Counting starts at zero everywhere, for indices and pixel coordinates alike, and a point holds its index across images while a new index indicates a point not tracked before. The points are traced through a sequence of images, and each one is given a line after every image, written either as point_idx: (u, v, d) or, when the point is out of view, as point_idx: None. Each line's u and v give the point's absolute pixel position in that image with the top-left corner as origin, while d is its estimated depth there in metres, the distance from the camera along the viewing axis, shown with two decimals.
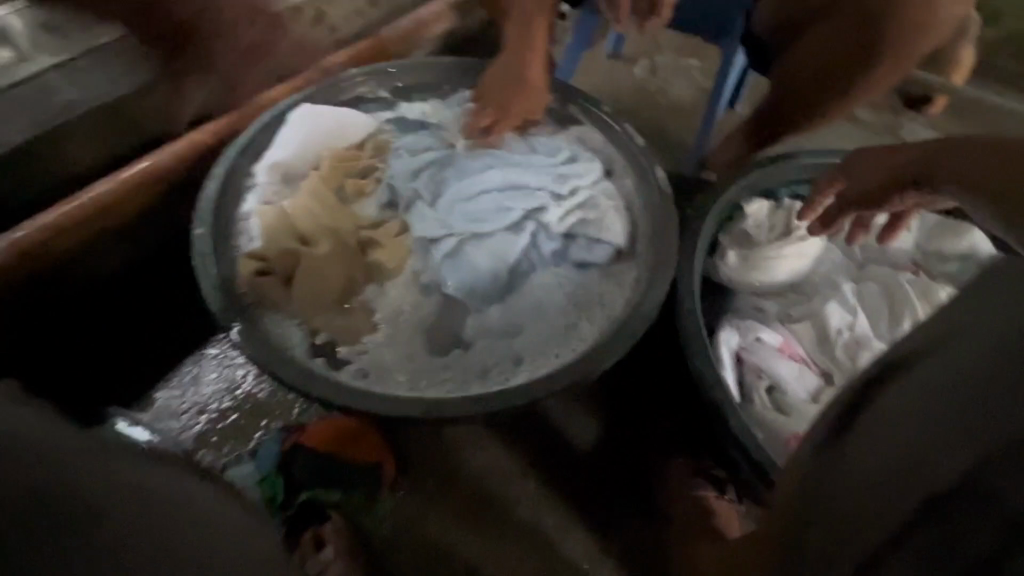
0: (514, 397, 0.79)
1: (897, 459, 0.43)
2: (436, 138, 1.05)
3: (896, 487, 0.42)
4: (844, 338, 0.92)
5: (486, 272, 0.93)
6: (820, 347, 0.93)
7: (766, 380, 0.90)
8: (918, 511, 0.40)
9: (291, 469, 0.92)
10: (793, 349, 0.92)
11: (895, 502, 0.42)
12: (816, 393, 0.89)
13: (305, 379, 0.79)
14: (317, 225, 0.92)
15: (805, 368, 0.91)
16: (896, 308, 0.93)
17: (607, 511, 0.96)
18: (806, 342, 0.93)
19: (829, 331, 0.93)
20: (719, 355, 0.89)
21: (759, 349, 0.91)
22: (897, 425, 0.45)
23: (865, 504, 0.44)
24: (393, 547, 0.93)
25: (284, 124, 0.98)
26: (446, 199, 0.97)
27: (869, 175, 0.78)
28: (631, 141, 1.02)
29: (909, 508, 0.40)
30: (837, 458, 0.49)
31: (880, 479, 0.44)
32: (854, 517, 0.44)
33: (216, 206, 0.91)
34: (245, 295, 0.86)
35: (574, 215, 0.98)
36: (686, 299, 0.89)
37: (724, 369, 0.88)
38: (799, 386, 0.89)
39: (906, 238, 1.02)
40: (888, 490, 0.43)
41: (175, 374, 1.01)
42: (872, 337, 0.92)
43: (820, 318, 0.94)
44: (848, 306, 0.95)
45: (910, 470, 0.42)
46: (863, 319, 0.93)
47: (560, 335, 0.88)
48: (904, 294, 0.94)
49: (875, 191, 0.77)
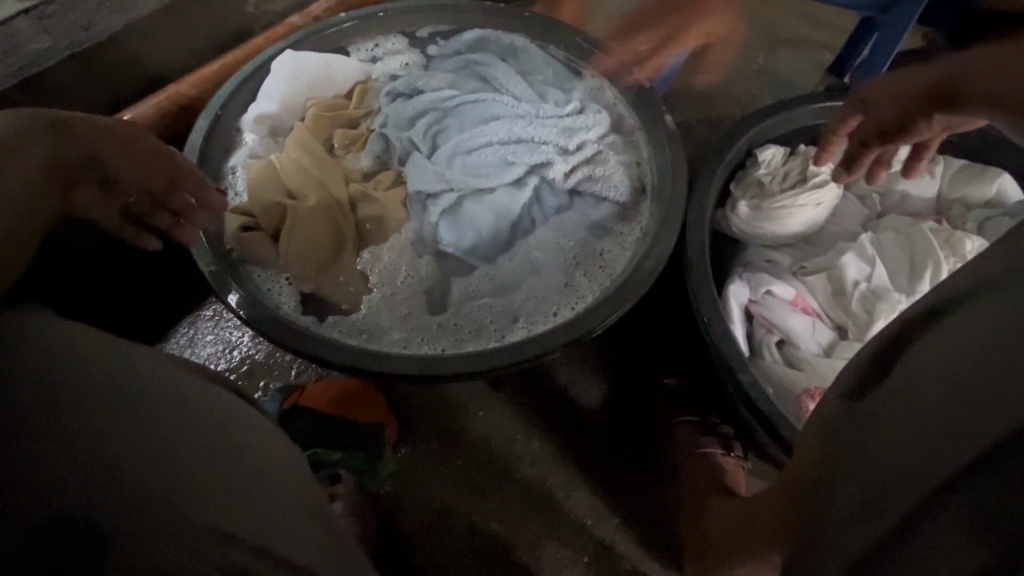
0: (516, 354, 0.76)
1: (907, 428, 0.39)
2: (431, 81, 0.98)
3: (918, 456, 0.38)
4: (861, 290, 0.87)
5: (487, 228, 0.88)
6: (834, 301, 0.88)
7: (778, 334, 0.87)
8: (942, 485, 0.35)
9: (291, 429, 0.91)
10: (805, 303, 0.89)
11: (913, 471, 0.37)
12: (828, 347, 0.86)
13: (298, 337, 0.76)
14: (305, 178, 0.87)
15: (818, 321, 0.87)
16: (920, 257, 0.88)
17: (613, 469, 0.95)
18: (821, 294, 0.89)
19: (846, 283, 0.88)
20: (728, 309, 0.86)
21: (769, 304, 0.88)
22: (899, 379, 0.42)
23: (879, 455, 0.41)
24: (399, 504, 0.93)
25: (270, 73, 0.93)
26: (445, 150, 0.92)
27: (888, 96, 0.67)
28: (635, 84, 0.96)
29: (931, 480, 0.36)
30: (857, 410, 0.46)
31: (889, 434, 0.41)
32: (869, 482, 0.41)
33: (202, 161, 0.87)
34: (232, 252, 0.83)
35: (581, 170, 0.93)
36: (693, 250, 0.85)
37: (734, 323, 0.85)
38: (812, 340, 0.86)
39: (927, 186, 0.97)
40: (903, 457, 0.39)
41: (172, 335, 1.02)
42: (890, 288, 0.87)
43: (835, 271, 0.89)
44: (867, 257, 0.89)
45: (925, 437, 0.38)
46: (881, 271, 0.88)
47: (562, 292, 0.85)
48: (929, 243, 0.88)
49: (898, 122, 0.68)
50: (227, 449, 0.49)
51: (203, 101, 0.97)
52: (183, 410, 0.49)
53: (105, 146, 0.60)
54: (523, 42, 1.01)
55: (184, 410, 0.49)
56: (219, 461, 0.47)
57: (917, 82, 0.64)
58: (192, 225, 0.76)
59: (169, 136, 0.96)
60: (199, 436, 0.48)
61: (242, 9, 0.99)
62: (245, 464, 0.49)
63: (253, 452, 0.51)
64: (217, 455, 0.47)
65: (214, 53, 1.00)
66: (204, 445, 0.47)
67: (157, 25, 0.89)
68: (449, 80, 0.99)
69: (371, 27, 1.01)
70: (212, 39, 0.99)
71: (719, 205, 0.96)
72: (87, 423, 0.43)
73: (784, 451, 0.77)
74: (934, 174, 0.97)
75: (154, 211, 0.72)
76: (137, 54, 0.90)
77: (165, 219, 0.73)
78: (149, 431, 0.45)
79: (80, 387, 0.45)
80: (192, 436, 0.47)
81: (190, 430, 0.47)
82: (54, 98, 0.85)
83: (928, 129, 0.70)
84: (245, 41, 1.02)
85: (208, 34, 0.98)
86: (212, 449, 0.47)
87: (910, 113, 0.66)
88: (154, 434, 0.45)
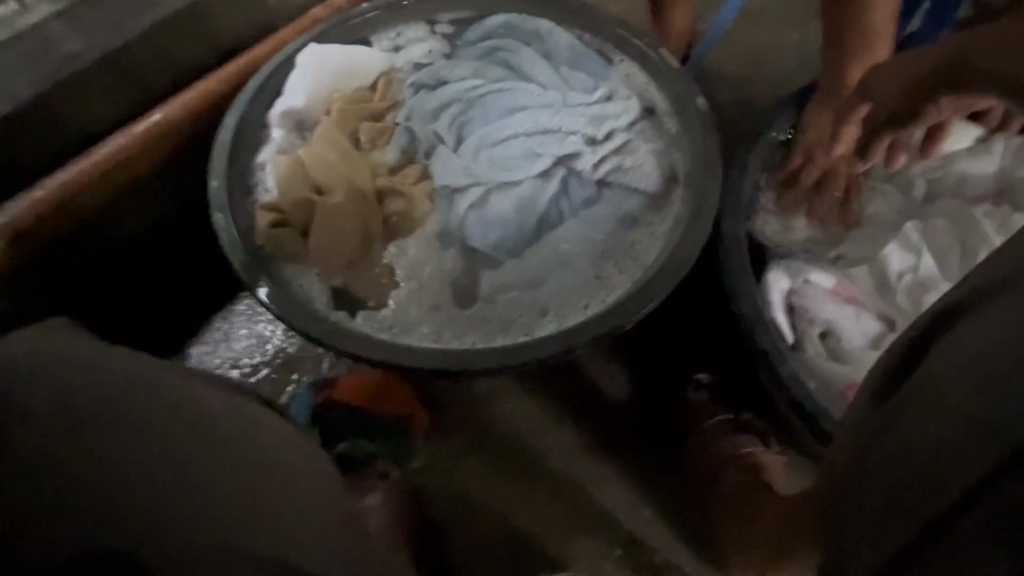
0: (548, 347, 0.76)
1: (932, 425, 0.38)
2: (454, 71, 0.97)
3: (944, 455, 0.36)
4: (905, 281, 0.85)
5: (514, 221, 0.87)
6: (876, 291, 0.86)
7: (821, 325, 0.84)
8: (962, 486, 0.34)
9: (325, 422, 0.93)
10: (847, 292, 0.86)
11: (934, 472, 0.36)
12: (873, 338, 0.83)
13: (331, 333, 0.77)
14: (333, 173, 0.88)
15: (862, 310, 0.85)
16: (971, 245, 0.85)
17: (644, 461, 0.95)
18: (862, 286, 0.87)
19: (889, 276, 0.86)
20: (769, 297, 0.83)
21: (811, 292, 0.84)
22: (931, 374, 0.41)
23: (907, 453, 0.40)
24: (435, 496, 0.94)
25: (296, 68, 0.93)
26: (470, 143, 0.91)
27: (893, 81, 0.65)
28: (665, 67, 0.92)
29: (951, 479, 0.35)
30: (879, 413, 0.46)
31: (914, 433, 0.39)
32: (898, 476, 0.39)
33: (233, 159, 0.88)
34: (265, 249, 0.83)
35: (609, 160, 0.91)
36: (727, 242, 0.83)
37: (776, 313, 0.83)
38: (856, 330, 0.83)
39: (978, 168, 0.91)
40: (926, 457, 0.37)
41: (209, 330, 1.05)
42: (938, 276, 0.84)
43: (877, 264, 0.87)
44: (909, 246, 0.87)
45: (949, 437, 0.36)
46: (928, 259, 0.86)
47: (591, 285, 0.83)
48: (982, 229, 0.85)
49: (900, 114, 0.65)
50: (232, 448, 0.48)
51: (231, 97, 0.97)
52: (184, 421, 0.47)
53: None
54: (550, 27, 0.98)
55: (182, 421, 0.47)
56: (246, 461, 0.48)
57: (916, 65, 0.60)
58: None
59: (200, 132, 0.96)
60: (208, 440, 0.47)
61: (265, 3, 0.99)
62: (261, 453, 0.50)
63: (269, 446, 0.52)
64: (243, 460, 0.48)
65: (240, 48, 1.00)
66: (225, 448, 0.47)
67: (184, 22, 0.90)
68: (473, 70, 0.97)
69: (394, 16, 1.00)
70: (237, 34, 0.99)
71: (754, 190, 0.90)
72: None
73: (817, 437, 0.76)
74: (993, 153, 0.91)
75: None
76: (167, 52, 0.91)
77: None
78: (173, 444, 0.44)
79: None
80: (218, 444, 0.47)
81: (205, 438, 0.47)
82: (90, 100, 0.86)
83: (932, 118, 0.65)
84: (270, 35, 1.02)
85: (233, 29, 0.98)
86: (234, 450, 0.48)
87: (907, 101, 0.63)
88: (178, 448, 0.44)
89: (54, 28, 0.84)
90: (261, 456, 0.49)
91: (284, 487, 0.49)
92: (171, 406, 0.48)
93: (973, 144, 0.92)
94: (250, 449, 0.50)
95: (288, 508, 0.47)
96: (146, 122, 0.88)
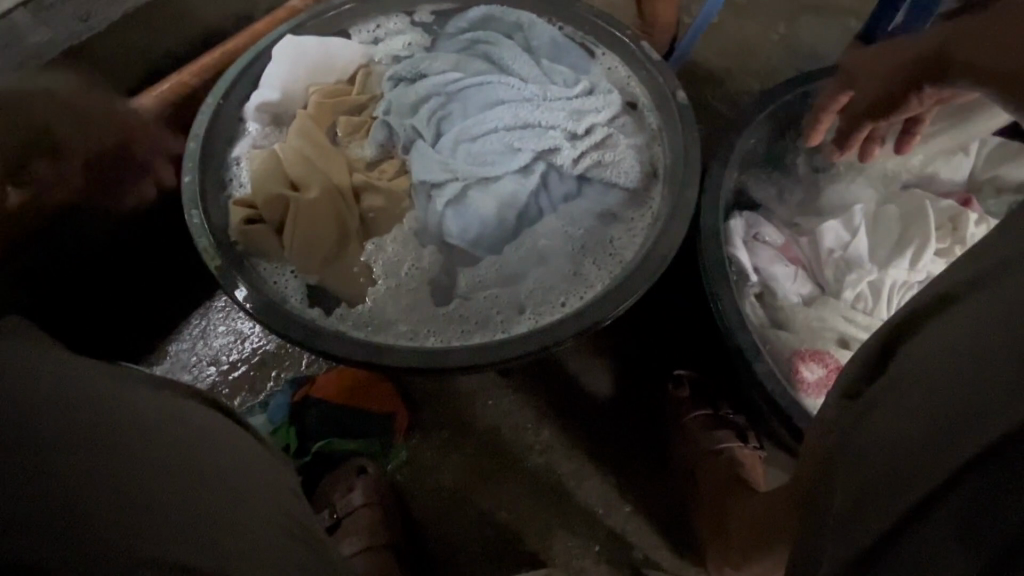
0: (527, 345, 0.75)
1: (910, 427, 0.37)
2: (434, 63, 0.95)
3: (920, 459, 0.35)
4: (835, 257, 0.87)
5: (492, 217, 0.86)
6: (812, 263, 0.89)
7: (760, 282, 0.87)
8: (930, 491, 0.33)
9: (303, 420, 0.92)
10: (791, 255, 0.90)
11: (908, 477, 0.35)
12: (805, 300, 0.87)
13: (305, 331, 0.76)
14: (307, 168, 0.86)
15: (800, 270, 0.89)
16: (909, 234, 0.87)
17: (624, 458, 0.95)
18: (806, 250, 0.90)
19: (821, 251, 0.88)
20: (729, 238, 0.86)
21: (759, 246, 0.89)
22: (909, 374, 0.40)
23: (877, 455, 0.39)
24: (414, 493, 0.93)
25: (271, 60, 0.91)
26: (449, 138, 0.90)
27: (878, 71, 0.63)
28: (646, 60, 0.91)
29: (922, 485, 0.34)
30: (855, 414, 0.45)
31: (891, 437, 0.39)
32: (870, 478, 0.38)
33: (206, 153, 0.86)
34: (237, 245, 0.82)
35: (590, 155, 0.89)
36: (707, 237, 0.82)
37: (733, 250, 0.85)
38: (790, 290, 0.87)
39: (956, 169, 0.92)
40: (903, 461, 0.36)
41: (186, 327, 1.04)
42: (865, 260, 0.86)
43: (815, 238, 0.89)
44: (848, 226, 0.88)
45: (926, 438, 0.35)
46: (861, 241, 0.87)
47: (571, 282, 0.83)
48: (923, 219, 0.87)
49: (889, 100, 0.64)
50: (197, 449, 0.46)
51: (206, 90, 0.95)
52: (152, 418, 0.46)
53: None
54: (532, 18, 0.97)
55: (151, 418, 0.46)
56: (201, 463, 0.45)
57: (905, 53, 0.59)
58: None
59: (174, 125, 0.94)
60: (175, 438, 0.46)
61: None
62: (222, 458, 0.48)
63: (233, 452, 0.50)
64: (199, 460, 0.45)
65: (215, 40, 0.98)
66: (181, 447, 0.45)
67: (156, 12, 0.87)
68: (452, 63, 0.95)
69: (374, 8, 0.99)
70: (212, 26, 0.97)
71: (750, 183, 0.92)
72: (54, 430, 0.39)
73: (795, 438, 0.76)
74: (972, 155, 0.92)
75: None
76: (138, 43, 0.88)
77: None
78: (124, 440, 0.42)
79: (52, 389, 0.42)
80: (174, 442, 0.45)
81: (161, 435, 0.45)
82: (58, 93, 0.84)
83: (919, 104, 0.64)
84: (246, 26, 1.00)
85: (208, 21, 0.96)
86: (190, 450, 0.46)
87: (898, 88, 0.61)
88: (126, 443, 0.42)
89: (20, 23, 0.81)
90: (213, 459, 0.47)
91: (254, 493, 0.48)
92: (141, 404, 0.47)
93: (954, 145, 0.93)
94: (210, 452, 0.47)
95: (257, 514, 0.46)
96: (119, 115, 0.86)
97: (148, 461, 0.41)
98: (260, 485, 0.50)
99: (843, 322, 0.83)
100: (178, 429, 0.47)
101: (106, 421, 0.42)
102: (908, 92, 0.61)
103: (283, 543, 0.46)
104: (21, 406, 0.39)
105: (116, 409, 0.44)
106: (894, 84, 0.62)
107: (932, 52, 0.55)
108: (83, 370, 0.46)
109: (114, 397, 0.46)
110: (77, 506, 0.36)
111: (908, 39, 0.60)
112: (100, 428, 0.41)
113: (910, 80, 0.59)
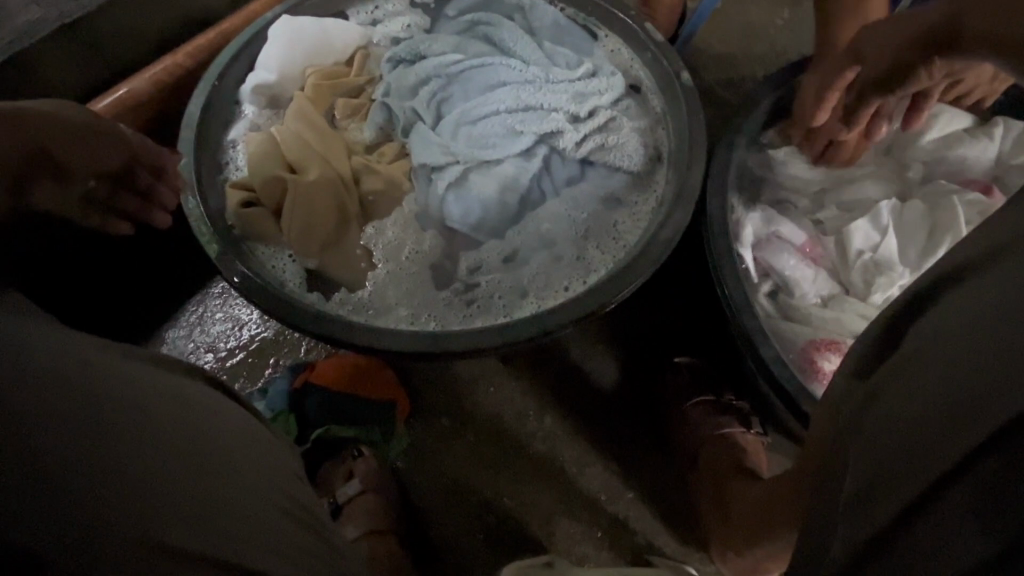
0: (531, 329, 0.74)
1: (925, 404, 0.36)
2: (433, 44, 0.93)
3: (936, 436, 0.34)
4: (863, 260, 0.86)
5: (492, 200, 0.85)
6: (837, 265, 0.87)
7: (773, 283, 0.87)
8: (948, 469, 0.32)
9: (303, 406, 0.91)
10: (814, 252, 0.88)
11: (924, 454, 0.34)
12: (827, 298, 0.86)
13: (304, 316, 0.74)
14: (306, 151, 0.84)
15: (822, 271, 0.87)
16: (938, 231, 0.85)
17: (627, 445, 0.94)
18: (832, 250, 0.88)
19: (848, 253, 0.86)
20: (741, 238, 0.86)
21: (781, 245, 0.87)
22: (921, 352, 0.39)
23: (891, 435, 0.38)
24: (415, 480, 0.93)
25: (267, 40, 0.89)
26: (448, 121, 0.89)
27: (886, 47, 0.62)
28: (650, 41, 0.90)
29: (940, 462, 0.33)
30: (866, 393, 0.45)
31: (904, 415, 0.38)
32: (884, 457, 0.38)
33: (201, 135, 0.84)
34: (234, 228, 0.81)
35: (592, 138, 0.88)
36: (712, 220, 0.80)
37: (743, 248, 0.85)
38: (810, 288, 0.86)
39: (964, 153, 0.90)
40: (918, 439, 0.35)
41: (183, 313, 1.02)
42: (896, 262, 0.85)
43: (843, 238, 0.87)
44: (879, 227, 0.87)
45: (944, 416, 0.34)
46: (891, 241, 0.86)
47: (574, 267, 0.82)
48: (952, 213, 0.84)
49: (897, 71, 0.61)
50: (196, 428, 0.46)
51: (200, 72, 0.93)
52: (151, 396, 0.45)
53: (45, 131, 0.56)
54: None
55: (150, 395, 0.45)
56: (201, 442, 0.44)
57: (915, 25, 0.58)
58: (160, 209, 0.71)
59: (168, 108, 0.93)
60: (175, 418, 0.45)
61: None
62: (223, 439, 0.47)
63: (233, 432, 0.49)
64: (199, 440, 0.44)
65: (209, 20, 0.96)
66: (180, 427, 0.44)
67: None
68: (451, 45, 0.93)
69: None
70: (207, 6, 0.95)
71: (754, 166, 0.91)
72: (49, 405, 0.38)
73: (801, 423, 0.75)
74: (980, 137, 0.91)
75: (117, 194, 0.67)
76: (132, 23, 0.86)
77: (132, 200, 0.68)
78: (121, 418, 0.41)
79: (48, 364, 0.41)
80: (173, 421, 0.44)
81: (160, 413, 0.44)
82: (49, 73, 0.82)
83: (929, 77, 0.62)
84: (241, 7, 0.98)
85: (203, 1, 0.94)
86: (189, 430, 0.45)
87: (906, 62, 0.60)
88: (124, 421, 0.41)
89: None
90: (214, 440, 0.46)
91: (257, 475, 0.47)
92: (140, 382, 0.46)
93: (961, 127, 0.92)
94: (209, 432, 0.46)
95: (259, 496, 0.45)
96: (110, 97, 0.84)
97: (147, 442, 0.40)
98: (261, 466, 0.49)
99: (859, 317, 0.82)
100: (174, 409, 0.46)
101: (96, 400, 0.40)
102: (920, 61, 0.59)
103: (285, 525, 0.45)
104: (17, 378, 0.38)
105: (108, 388, 0.42)
106: (903, 56, 0.60)
107: (948, 19, 0.53)
108: (87, 350, 0.45)
109: (112, 375, 0.44)
110: (69, 484, 0.35)
111: (920, 9, 0.58)
112: (90, 407, 0.40)
113: (922, 48, 0.57)
